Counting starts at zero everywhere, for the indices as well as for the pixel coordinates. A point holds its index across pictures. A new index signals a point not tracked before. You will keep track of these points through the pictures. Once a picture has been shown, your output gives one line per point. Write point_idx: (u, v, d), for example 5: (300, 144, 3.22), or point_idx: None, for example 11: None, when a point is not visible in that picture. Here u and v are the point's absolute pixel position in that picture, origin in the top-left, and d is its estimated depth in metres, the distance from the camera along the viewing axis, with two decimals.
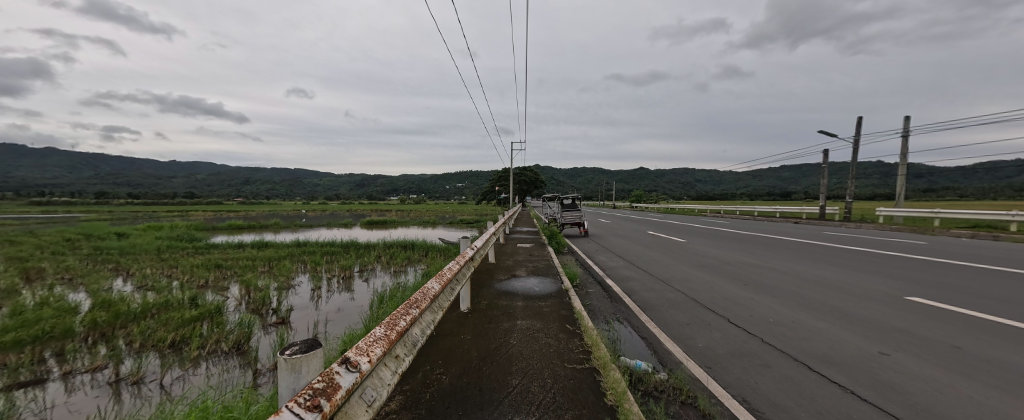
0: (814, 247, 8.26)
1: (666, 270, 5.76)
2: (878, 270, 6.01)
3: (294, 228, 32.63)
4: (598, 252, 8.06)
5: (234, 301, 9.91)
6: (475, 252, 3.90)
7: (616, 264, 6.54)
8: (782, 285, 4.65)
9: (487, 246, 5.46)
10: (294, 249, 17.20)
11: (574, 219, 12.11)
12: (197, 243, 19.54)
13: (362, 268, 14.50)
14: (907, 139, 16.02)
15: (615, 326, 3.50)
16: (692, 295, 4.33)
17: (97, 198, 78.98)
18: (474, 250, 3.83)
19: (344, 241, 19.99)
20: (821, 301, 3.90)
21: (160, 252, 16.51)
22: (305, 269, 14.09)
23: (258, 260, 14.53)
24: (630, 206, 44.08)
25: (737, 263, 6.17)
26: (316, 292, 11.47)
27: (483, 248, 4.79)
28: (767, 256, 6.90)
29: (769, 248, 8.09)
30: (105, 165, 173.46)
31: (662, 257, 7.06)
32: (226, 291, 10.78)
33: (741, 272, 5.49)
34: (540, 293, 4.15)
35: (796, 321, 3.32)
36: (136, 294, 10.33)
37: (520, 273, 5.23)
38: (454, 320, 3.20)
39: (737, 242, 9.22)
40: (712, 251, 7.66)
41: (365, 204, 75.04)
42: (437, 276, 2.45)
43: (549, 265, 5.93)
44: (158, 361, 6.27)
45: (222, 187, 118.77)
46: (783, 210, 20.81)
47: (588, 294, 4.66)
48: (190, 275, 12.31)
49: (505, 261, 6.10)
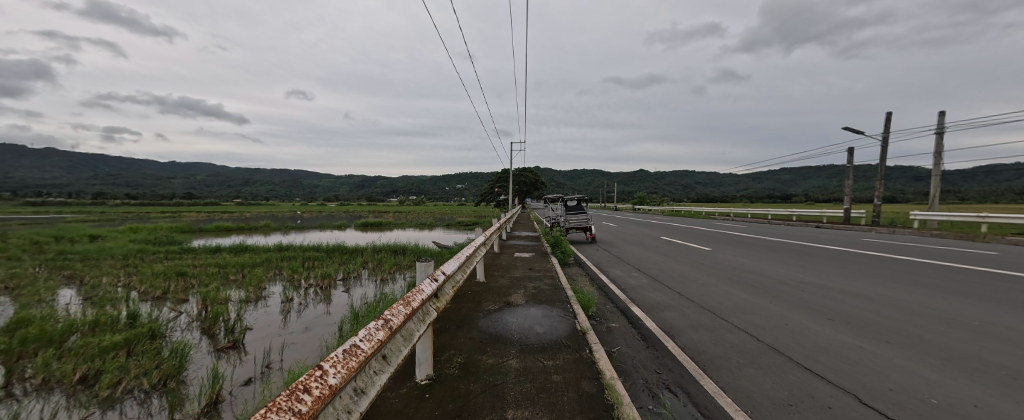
0: (869, 258, 6.84)
1: (705, 293, 4.44)
2: (982, 289, 4.66)
3: (285, 230, 31.24)
4: (609, 264, 6.69)
5: (187, 319, 8.46)
6: (445, 283, 2.51)
7: (638, 283, 5.16)
8: (886, 321, 3.30)
9: (471, 261, 4.09)
10: (273, 254, 15.83)
11: (579, 224, 10.77)
12: (171, 247, 18.12)
13: (345, 277, 13.09)
14: (942, 137, 14.73)
15: (669, 404, 2.14)
16: (764, 340, 2.98)
17: (92, 198, 77.67)
18: (443, 278, 2.44)
19: (331, 245, 18.63)
20: (973, 356, 2.58)
21: (125, 257, 15.08)
22: (280, 277, 12.72)
23: (229, 267, 13.14)
24: (633, 208, 42.73)
25: (794, 283, 4.83)
26: (287, 306, 10.02)
27: (463, 266, 3.45)
28: (825, 272, 5.53)
29: (815, 259, 6.73)
30: (102, 165, 172.43)
31: (692, 272, 5.69)
32: (181, 306, 9.33)
33: (810, 297, 4.14)
34: (546, 338, 2.78)
35: (982, 406, 1.98)
36: (74, 308, 8.88)
37: (516, 299, 3.86)
38: (396, 411, 1.81)
39: (773, 251, 7.85)
40: (749, 264, 6.34)
41: (361, 205, 73.68)
42: (291, 390, 1.03)
43: (554, 285, 4.55)
44: (53, 405, 4.84)
45: (219, 187, 117.63)
46: (800, 213, 19.48)
47: (610, 334, 3.31)
48: (148, 285, 10.87)
49: (499, 280, 4.74)
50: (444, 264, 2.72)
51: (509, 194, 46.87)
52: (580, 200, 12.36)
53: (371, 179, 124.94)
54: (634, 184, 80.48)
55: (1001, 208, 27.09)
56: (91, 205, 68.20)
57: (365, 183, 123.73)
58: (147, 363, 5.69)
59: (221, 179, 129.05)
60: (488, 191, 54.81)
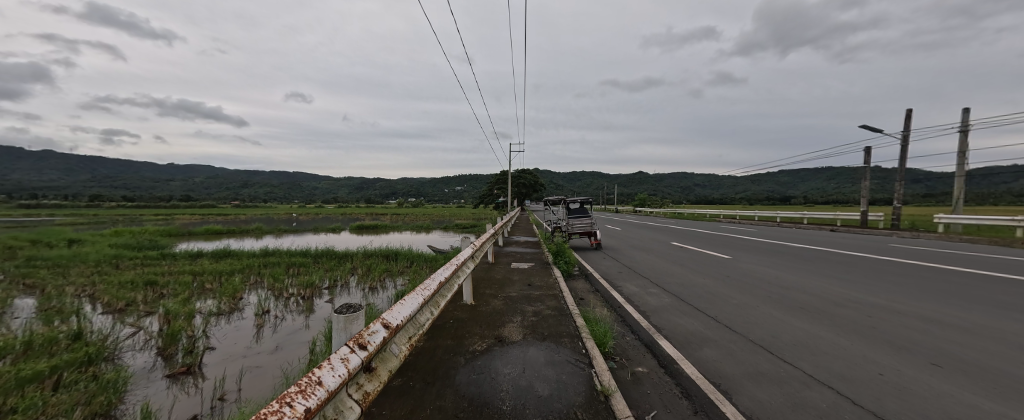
0: (919, 270, 5.94)
1: (746, 319, 3.58)
2: None
3: (277, 233, 30.13)
4: (619, 277, 5.78)
5: (143, 337, 7.44)
6: (393, 346, 1.68)
7: (660, 304, 4.27)
8: (1016, 368, 2.46)
9: (453, 282, 3.13)
10: (256, 261, 14.80)
11: (583, 228, 9.88)
12: (149, 252, 17.06)
13: (330, 285, 12.13)
14: (966, 136, 13.94)
15: None
16: (864, 404, 2.10)
17: (85, 201, 76.35)
18: (390, 334, 1.59)
19: (319, 249, 17.66)
20: None
21: (97, 263, 14.06)
22: (260, 286, 11.75)
23: (204, 276, 12.11)
24: (634, 210, 41.88)
25: (850, 304, 3.99)
26: (260, 320, 9.01)
27: (436, 297, 2.52)
28: (880, 288, 4.67)
29: (856, 271, 5.87)
30: (98, 166, 171.05)
31: (719, 288, 4.84)
32: (142, 320, 8.31)
33: (885, 327, 3.30)
34: (549, 410, 1.88)
35: None
36: (19, 323, 7.82)
37: (510, 333, 2.93)
38: None
39: (800, 260, 7.00)
40: (784, 276, 5.48)
41: (358, 207, 72.48)
42: None
43: (560, 309, 3.63)
44: None
45: (215, 189, 116.45)
46: (811, 216, 18.61)
47: (639, 388, 2.39)
48: (110, 296, 9.83)
49: (491, 303, 3.81)
50: (396, 305, 1.82)
51: (508, 196, 45.85)
52: (583, 203, 11.46)
53: (369, 180, 123.84)
54: (634, 186, 79.77)
55: (1013, 210, 26.41)
56: (84, 207, 67.03)
57: (364, 186, 122.74)
58: (92, 389, 4.75)
59: (218, 181, 128.00)
60: (486, 193, 53.82)
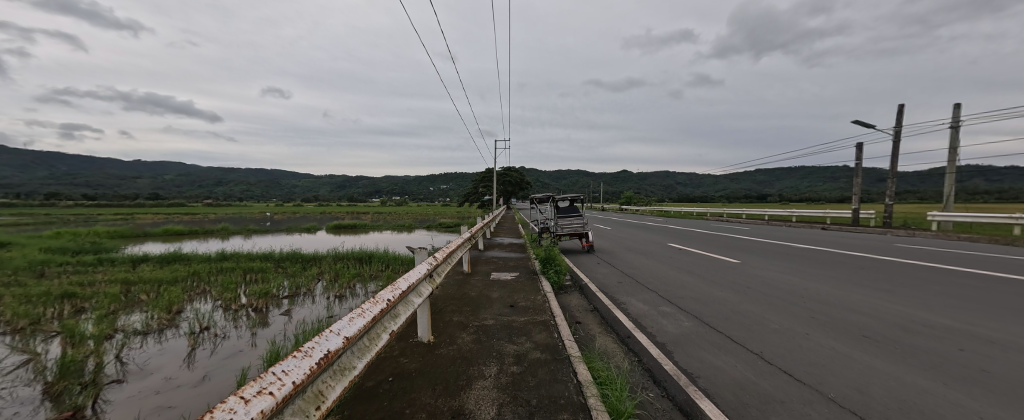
0: (961, 277, 5.16)
1: (807, 360, 2.63)
2: None
3: (246, 234, 28.11)
4: (620, 291, 4.78)
5: (33, 366, 6.01)
6: None
7: (680, 331, 3.29)
8: None
9: (388, 324, 1.84)
10: (206, 267, 13.22)
11: (573, 230, 8.92)
12: (86, 258, 15.20)
13: (291, 294, 10.82)
14: (958, 132, 13.60)
15: None
16: None
17: (39, 199, 71.31)
18: None
19: (284, 253, 16.15)
20: None
21: (18, 272, 12.26)
22: (205, 298, 10.30)
23: (140, 288, 10.56)
24: (620, 208, 41.43)
25: (924, 331, 3.13)
26: (193, 341, 7.62)
27: (318, 388, 1.25)
28: (940, 305, 3.84)
29: (889, 279, 5.09)
30: (57, 162, 161.49)
31: (747, 305, 3.91)
32: (40, 344, 6.86)
33: (1002, 372, 2.42)
34: None
35: None
36: None
37: (477, 405, 1.86)
38: None
39: (819, 265, 6.17)
40: (815, 287, 4.62)
41: (336, 206, 69.95)
42: None
43: (553, 350, 2.57)
44: None
45: (184, 188, 110.97)
46: (800, 214, 18.16)
47: None
48: (11, 312, 8.26)
49: (456, 342, 2.70)
50: None
51: (492, 195, 44.62)
52: (573, 201, 10.52)
53: (349, 179, 120.42)
54: (619, 185, 79.86)
55: (989, 207, 26.81)
56: (38, 207, 62.60)
57: (343, 184, 119.32)
58: None
59: (188, 179, 122.42)
60: (470, 192, 52.55)
